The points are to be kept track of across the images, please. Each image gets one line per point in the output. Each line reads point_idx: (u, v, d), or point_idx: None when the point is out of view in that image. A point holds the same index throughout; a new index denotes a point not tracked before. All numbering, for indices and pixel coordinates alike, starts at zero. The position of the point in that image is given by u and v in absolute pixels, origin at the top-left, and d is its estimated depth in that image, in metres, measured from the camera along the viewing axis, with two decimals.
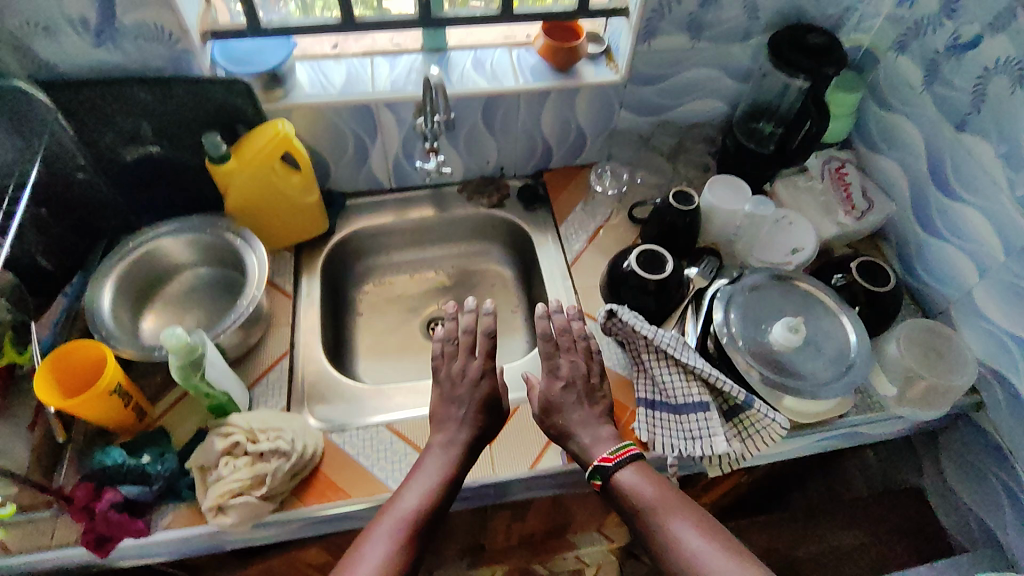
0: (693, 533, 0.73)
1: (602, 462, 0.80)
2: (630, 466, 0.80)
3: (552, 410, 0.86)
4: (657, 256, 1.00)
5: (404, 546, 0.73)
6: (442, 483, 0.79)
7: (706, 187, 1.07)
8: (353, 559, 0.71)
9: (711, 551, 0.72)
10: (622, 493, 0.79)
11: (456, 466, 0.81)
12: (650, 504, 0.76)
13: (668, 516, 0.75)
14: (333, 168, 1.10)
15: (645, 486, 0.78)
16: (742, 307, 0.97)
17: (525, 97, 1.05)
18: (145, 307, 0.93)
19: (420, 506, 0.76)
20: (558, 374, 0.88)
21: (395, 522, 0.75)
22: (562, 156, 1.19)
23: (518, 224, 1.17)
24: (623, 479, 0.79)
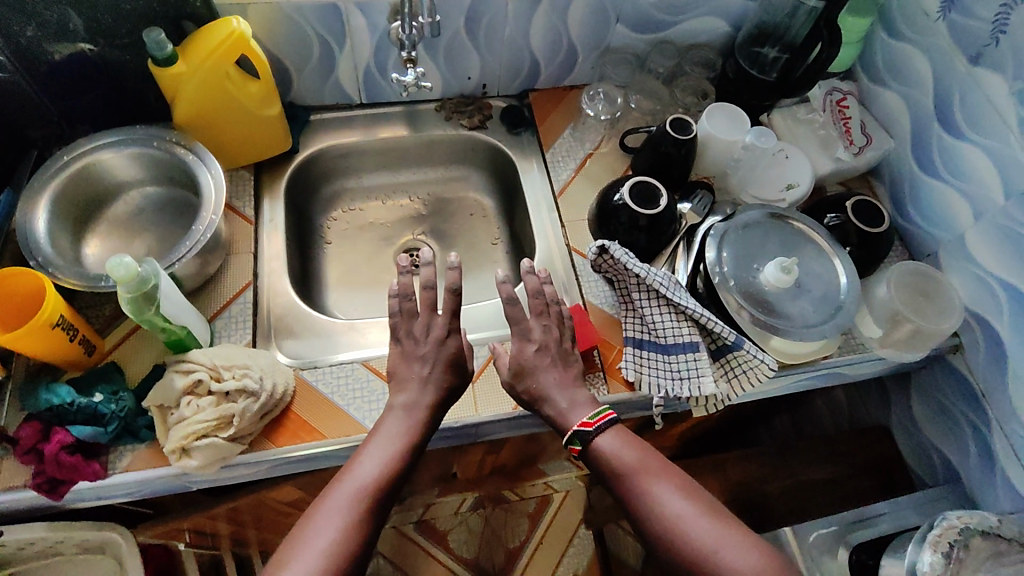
0: (675, 497, 0.73)
1: (582, 427, 0.78)
2: (608, 432, 0.78)
3: (524, 374, 0.81)
4: (650, 189, 0.94)
5: (359, 521, 0.67)
6: (403, 451, 0.73)
7: (704, 115, 1.00)
8: (304, 532, 0.66)
9: (694, 513, 0.72)
10: (601, 461, 0.77)
11: (420, 433, 0.75)
12: (632, 470, 0.75)
13: (649, 482, 0.74)
14: (297, 78, 0.98)
15: (626, 452, 0.77)
16: (735, 246, 0.93)
17: (514, 4, 0.94)
18: (86, 230, 0.83)
19: (379, 475, 0.71)
20: (530, 337, 0.83)
21: (351, 492, 0.69)
22: (550, 75, 1.09)
23: (501, 149, 1.09)
24: (603, 445, 0.77)
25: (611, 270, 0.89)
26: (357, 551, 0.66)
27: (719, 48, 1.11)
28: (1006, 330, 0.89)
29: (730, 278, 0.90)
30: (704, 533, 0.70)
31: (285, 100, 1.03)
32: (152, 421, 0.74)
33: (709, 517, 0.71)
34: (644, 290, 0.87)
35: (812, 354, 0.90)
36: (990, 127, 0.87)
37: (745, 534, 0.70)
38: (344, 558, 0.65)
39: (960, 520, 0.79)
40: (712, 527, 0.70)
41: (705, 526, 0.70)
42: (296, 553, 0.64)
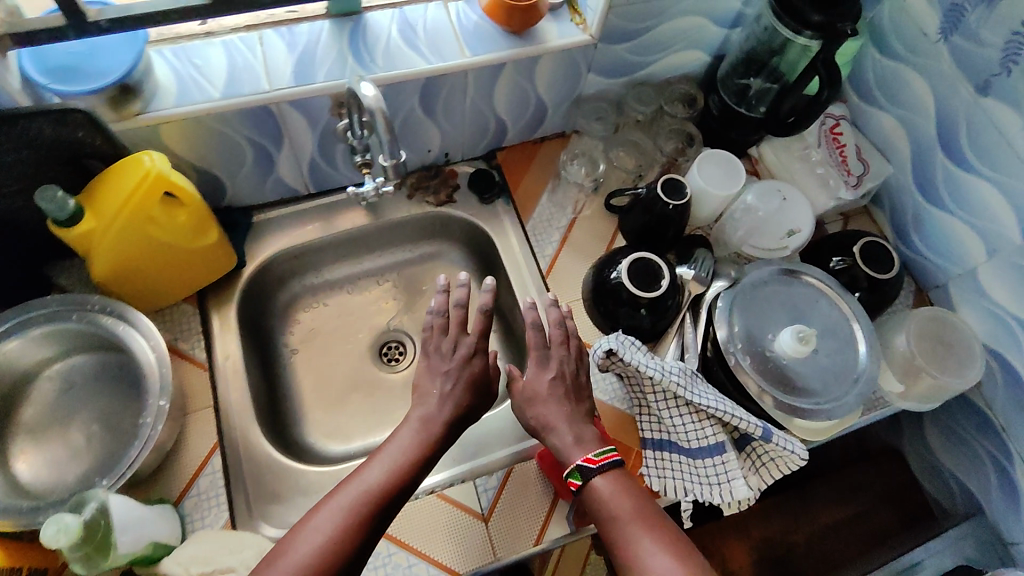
0: (663, 556, 0.63)
1: (584, 462, 0.70)
2: (607, 474, 0.70)
3: (533, 401, 0.75)
4: (649, 267, 0.86)
5: (354, 531, 0.61)
6: (413, 460, 0.68)
7: (694, 167, 0.91)
8: (293, 536, 0.60)
9: None
10: (594, 503, 0.69)
11: (432, 444, 0.70)
12: (621, 519, 0.66)
13: (638, 534, 0.65)
14: (231, 183, 0.84)
15: (620, 498, 0.68)
16: (746, 317, 0.86)
17: (473, 73, 0.81)
18: (9, 424, 0.70)
19: (386, 482, 0.65)
20: (549, 365, 0.78)
21: (352, 497, 0.63)
22: (518, 131, 0.97)
23: (475, 223, 0.98)
24: (598, 486, 0.69)
25: (620, 368, 0.81)
26: (348, 559, 0.60)
27: (698, 80, 1.01)
28: None
29: (744, 355, 0.84)
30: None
31: (221, 205, 0.89)
32: None
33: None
34: (658, 391, 0.79)
35: (837, 424, 0.85)
36: (1004, 163, 0.81)
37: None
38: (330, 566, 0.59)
39: None
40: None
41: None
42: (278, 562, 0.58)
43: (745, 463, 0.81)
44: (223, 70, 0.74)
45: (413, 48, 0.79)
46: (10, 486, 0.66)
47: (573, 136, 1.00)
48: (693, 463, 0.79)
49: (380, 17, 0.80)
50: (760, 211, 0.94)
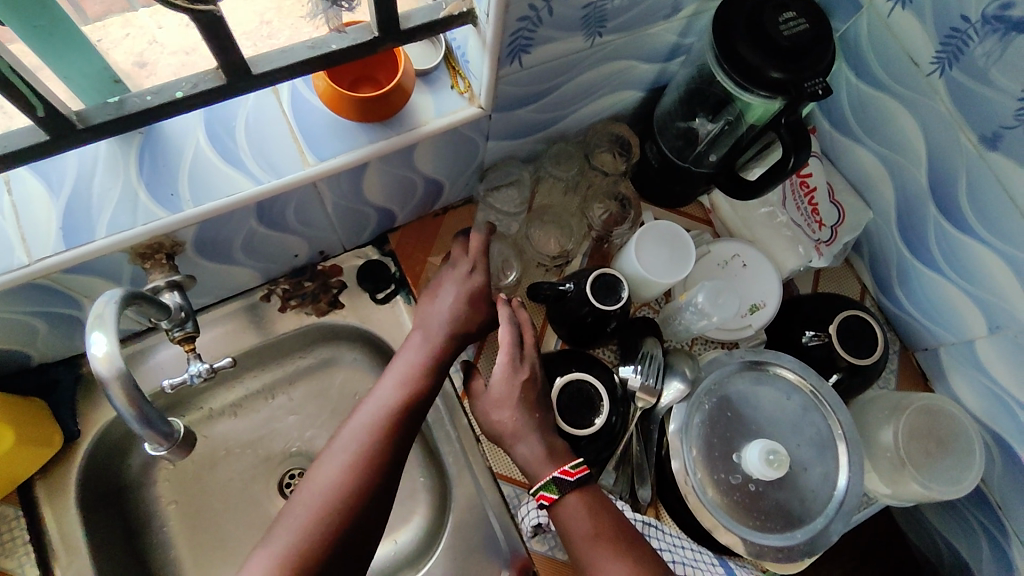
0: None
1: (559, 474, 0.62)
2: (583, 491, 0.63)
3: (496, 406, 0.66)
4: (583, 388, 0.70)
5: (380, 450, 0.60)
6: (428, 371, 0.66)
7: (632, 246, 0.72)
8: (321, 460, 0.59)
9: None
10: (564, 523, 0.62)
11: (441, 353, 0.68)
12: (593, 542, 0.60)
13: (609, 558, 0.59)
14: (32, 348, 0.65)
15: (592, 521, 0.62)
16: (708, 433, 0.72)
17: (325, 180, 0.60)
18: None
19: (406, 393, 0.64)
20: (518, 367, 0.66)
21: (371, 414, 0.62)
22: (412, 211, 0.77)
23: (370, 330, 0.79)
24: (574, 506, 0.62)
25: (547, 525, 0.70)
26: (382, 469, 0.59)
27: (632, 119, 0.80)
28: None
29: (704, 486, 0.69)
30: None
31: (34, 365, 0.70)
32: None
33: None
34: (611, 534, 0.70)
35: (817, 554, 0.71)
36: (1012, 234, 0.64)
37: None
38: (365, 484, 0.58)
39: None
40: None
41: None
42: (305, 491, 0.57)
43: None
44: None
45: (231, 162, 0.58)
46: None
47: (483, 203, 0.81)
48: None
49: (180, 120, 0.58)
50: (713, 315, 0.75)
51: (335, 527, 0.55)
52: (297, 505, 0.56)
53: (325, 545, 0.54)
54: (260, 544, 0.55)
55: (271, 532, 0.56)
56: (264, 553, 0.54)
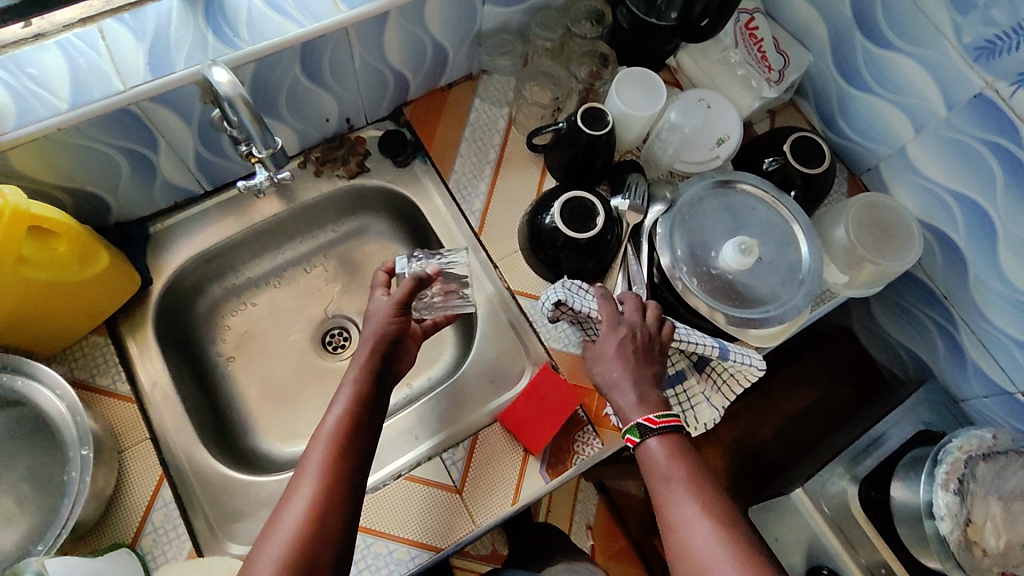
0: (707, 524, 0.62)
1: (643, 420, 0.68)
2: (666, 439, 0.67)
3: (595, 360, 0.73)
4: (582, 204, 0.81)
5: (338, 468, 0.60)
6: (370, 391, 0.67)
7: (613, 87, 0.85)
8: (284, 499, 0.59)
9: (715, 549, 0.60)
10: (648, 463, 0.67)
11: (374, 370, 0.69)
12: (666, 482, 0.65)
13: (682, 495, 0.64)
14: (112, 198, 0.76)
15: (670, 461, 0.66)
16: (688, 237, 0.84)
17: (356, 28, 0.73)
18: None
19: (352, 413, 0.65)
20: (619, 325, 0.73)
21: (320, 441, 0.62)
22: (422, 82, 0.90)
23: (394, 190, 0.91)
24: (652, 447, 0.67)
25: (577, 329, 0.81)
26: (343, 499, 0.59)
27: None
28: (962, 238, 0.86)
29: (691, 277, 0.82)
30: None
31: (110, 222, 0.81)
32: None
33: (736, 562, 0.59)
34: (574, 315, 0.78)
35: (790, 327, 0.85)
36: (921, 36, 0.78)
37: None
38: (332, 508, 0.58)
39: (961, 450, 0.79)
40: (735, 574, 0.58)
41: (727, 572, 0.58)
42: (275, 529, 0.57)
43: (708, 383, 0.82)
44: (63, 76, 0.64)
45: (280, 11, 0.70)
46: None
47: (482, 76, 0.93)
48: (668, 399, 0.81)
49: None
50: (685, 127, 0.87)
51: (314, 550, 0.56)
52: (269, 540, 0.56)
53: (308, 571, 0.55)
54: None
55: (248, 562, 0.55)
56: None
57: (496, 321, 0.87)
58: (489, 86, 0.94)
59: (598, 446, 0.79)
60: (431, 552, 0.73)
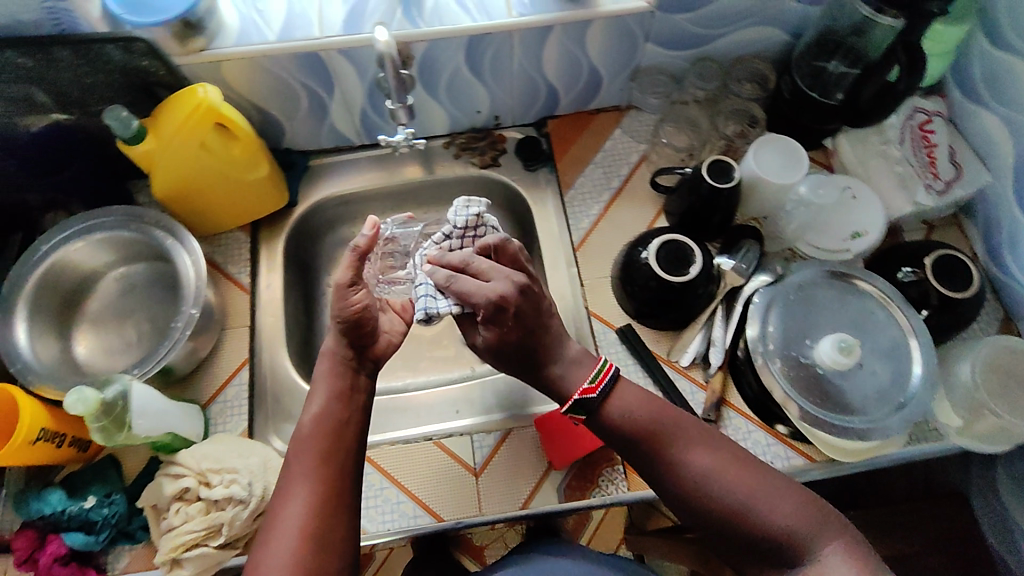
0: (731, 470, 0.61)
1: (584, 394, 0.64)
2: (616, 391, 0.65)
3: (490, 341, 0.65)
4: (682, 248, 0.81)
5: (327, 473, 0.63)
6: (346, 387, 0.68)
7: (751, 149, 0.84)
8: (280, 502, 0.61)
9: (722, 476, 0.61)
10: (613, 429, 0.64)
11: (347, 364, 0.69)
12: (653, 426, 0.63)
13: (686, 443, 0.62)
14: (288, 126, 0.91)
15: (646, 404, 0.64)
16: (783, 317, 0.79)
17: (521, 35, 0.81)
18: (76, 313, 0.80)
19: (333, 413, 0.66)
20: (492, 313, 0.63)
21: (302, 439, 0.64)
22: (572, 100, 0.96)
23: (515, 188, 0.97)
24: (617, 404, 0.64)
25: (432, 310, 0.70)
26: (343, 489, 0.63)
27: (773, 61, 0.92)
28: None
29: (776, 358, 0.77)
30: (777, 516, 0.59)
31: (282, 147, 0.96)
32: (147, 521, 0.74)
33: (775, 495, 0.60)
34: (462, 238, 0.74)
35: (874, 449, 0.77)
36: None
37: (826, 526, 0.59)
38: (329, 513, 0.61)
39: None
40: (785, 505, 0.59)
41: (778, 507, 0.59)
42: (278, 533, 0.59)
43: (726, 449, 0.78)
44: (282, 17, 0.79)
45: (461, 6, 0.81)
46: (68, 365, 0.76)
47: (631, 109, 0.97)
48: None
49: None
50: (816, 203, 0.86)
51: (318, 555, 0.59)
52: (275, 540, 0.59)
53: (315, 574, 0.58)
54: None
55: (257, 564, 0.59)
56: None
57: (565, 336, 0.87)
58: (634, 121, 0.97)
59: (623, 488, 0.77)
60: (432, 519, 0.76)
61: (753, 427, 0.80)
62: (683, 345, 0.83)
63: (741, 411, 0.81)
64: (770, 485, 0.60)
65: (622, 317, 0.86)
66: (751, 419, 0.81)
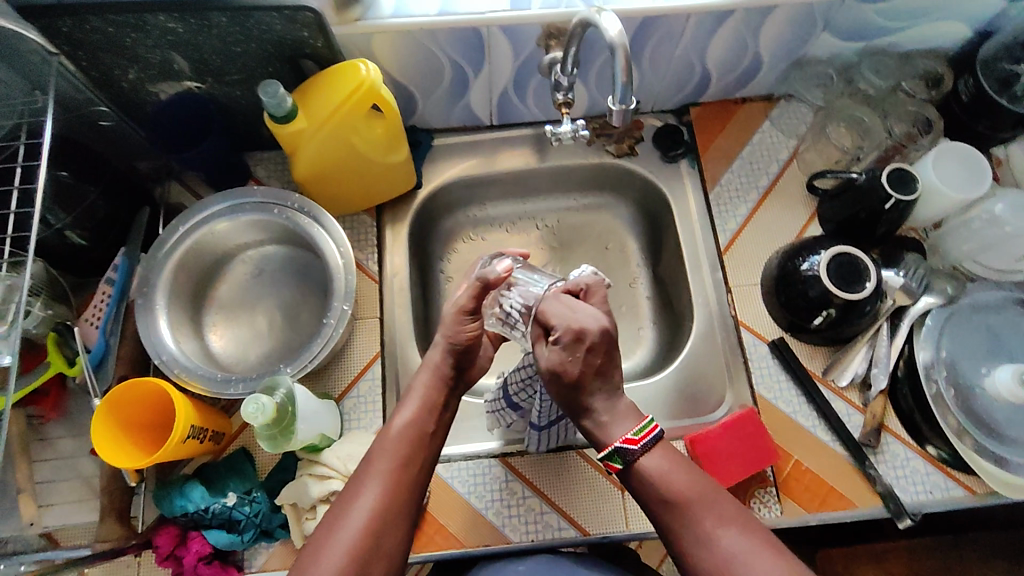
0: (760, 554, 0.53)
1: (622, 444, 0.57)
2: (656, 450, 0.58)
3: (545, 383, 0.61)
4: (852, 263, 0.75)
5: (404, 481, 0.60)
6: (441, 401, 0.65)
7: (930, 155, 0.78)
8: (345, 502, 0.58)
9: (750, 556, 0.53)
10: (647, 491, 0.57)
11: (445, 379, 0.66)
12: (689, 497, 0.56)
13: (717, 518, 0.55)
14: (420, 102, 0.84)
15: (677, 470, 0.57)
16: (954, 342, 0.76)
17: (697, 18, 0.74)
18: (207, 297, 0.76)
19: (420, 424, 0.63)
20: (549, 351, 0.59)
21: (392, 441, 0.61)
22: (720, 88, 0.89)
23: (651, 180, 0.91)
24: (649, 466, 0.57)
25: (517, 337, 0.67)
26: (407, 504, 0.59)
27: (948, 58, 0.85)
28: None
29: (947, 385, 0.74)
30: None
31: (407, 123, 0.89)
32: (287, 520, 0.71)
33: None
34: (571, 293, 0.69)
35: None
36: None
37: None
38: (388, 524, 0.57)
39: None
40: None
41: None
42: (335, 534, 0.56)
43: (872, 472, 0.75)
44: None
45: None
46: (206, 357, 0.72)
47: (782, 100, 0.90)
48: (872, 490, 0.74)
49: None
50: (1008, 225, 0.76)
51: (366, 567, 0.55)
52: (333, 541, 0.55)
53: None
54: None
55: (303, 566, 0.55)
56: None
57: (709, 341, 0.84)
58: (784, 114, 0.89)
59: (775, 513, 0.73)
60: (578, 532, 0.74)
61: (911, 454, 0.76)
62: (843, 364, 0.79)
63: (899, 437, 0.77)
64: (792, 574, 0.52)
65: (775, 330, 0.82)
66: (909, 445, 0.76)
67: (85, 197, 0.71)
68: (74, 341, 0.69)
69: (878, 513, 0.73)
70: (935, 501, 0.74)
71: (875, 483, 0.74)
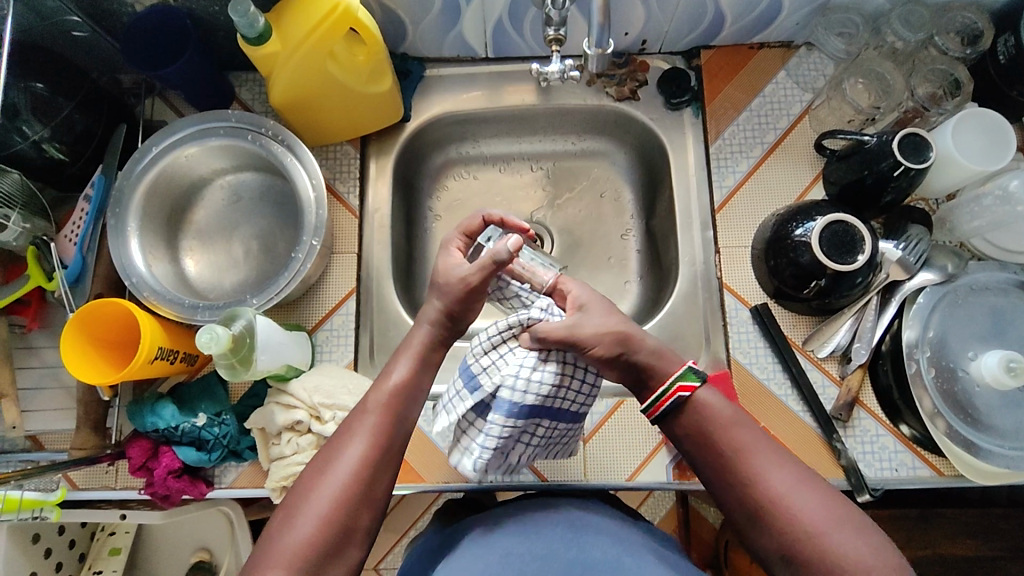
0: (806, 493, 0.53)
1: (679, 391, 0.57)
2: (703, 396, 0.58)
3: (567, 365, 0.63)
4: (847, 232, 0.70)
5: (389, 435, 0.56)
6: (437, 357, 0.62)
7: (952, 122, 0.71)
8: (330, 451, 0.55)
9: (802, 491, 0.53)
10: (692, 435, 0.58)
11: (449, 334, 0.62)
12: (743, 439, 0.56)
13: (770, 460, 0.55)
14: (413, 30, 0.80)
15: (724, 416, 0.57)
16: (944, 324, 0.73)
17: None
18: (184, 223, 0.77)
19: (415, 380, 0.59)
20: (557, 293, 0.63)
21: (380, 394, 0.58)
22: (736, 31, 0.82)
23: (651, 127, 0.87)
24: (700, 414, 0.57)
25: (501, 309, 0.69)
26: (395, 457, 0.57)
27: (992, 12, 0.77)
28: None
29: (928, 366, 0.71)
30: (846, 552, 0.50)
31: (400, 51, 0.85)
32: (255, 443, 0.73)
33: (855, 534, 0.51)
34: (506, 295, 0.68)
35: (1017, 475, 0.70)
36: None
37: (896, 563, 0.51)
38: (375, 474, 0.55)
39: None
40: (862, 543, 0.51)
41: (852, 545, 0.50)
42: (323, 479, 0.53)
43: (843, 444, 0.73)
44: None
45: None
46: (180, 280, 0.74)
47: (800, 50, 0.84)
48: (836, 462, 0.73)
49: None
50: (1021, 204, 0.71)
51: (353, 514, 0.53)
52: (317, 491, 0.53)
53: (344, 534, 0.52)
54: (280, 526, 0.52)
55: (292, 507, 0.53)
56: (293, 532, 0.51)
57: (690, 302, 0.83)
58: (802, 63, 0.84)
59: None
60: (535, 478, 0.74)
61: (882, 431, 0.74)
62: (825, 335, 0.76)
63: (873, 413, 0.75)
64: (844, 512, 0.53)
65: (760, 295, 0.79)
66: (882, 421, 0.74)
67: (60, 110, 0.69)
68: (51, 256, 0.69)
69: (839, 485, 0.73)
70: (899, 478, 0.73)
71: (840, 456, 0.73)
